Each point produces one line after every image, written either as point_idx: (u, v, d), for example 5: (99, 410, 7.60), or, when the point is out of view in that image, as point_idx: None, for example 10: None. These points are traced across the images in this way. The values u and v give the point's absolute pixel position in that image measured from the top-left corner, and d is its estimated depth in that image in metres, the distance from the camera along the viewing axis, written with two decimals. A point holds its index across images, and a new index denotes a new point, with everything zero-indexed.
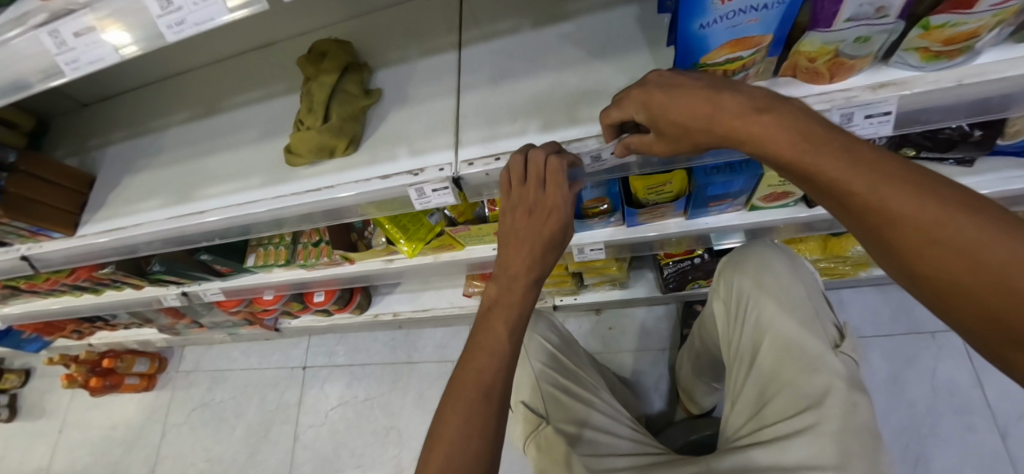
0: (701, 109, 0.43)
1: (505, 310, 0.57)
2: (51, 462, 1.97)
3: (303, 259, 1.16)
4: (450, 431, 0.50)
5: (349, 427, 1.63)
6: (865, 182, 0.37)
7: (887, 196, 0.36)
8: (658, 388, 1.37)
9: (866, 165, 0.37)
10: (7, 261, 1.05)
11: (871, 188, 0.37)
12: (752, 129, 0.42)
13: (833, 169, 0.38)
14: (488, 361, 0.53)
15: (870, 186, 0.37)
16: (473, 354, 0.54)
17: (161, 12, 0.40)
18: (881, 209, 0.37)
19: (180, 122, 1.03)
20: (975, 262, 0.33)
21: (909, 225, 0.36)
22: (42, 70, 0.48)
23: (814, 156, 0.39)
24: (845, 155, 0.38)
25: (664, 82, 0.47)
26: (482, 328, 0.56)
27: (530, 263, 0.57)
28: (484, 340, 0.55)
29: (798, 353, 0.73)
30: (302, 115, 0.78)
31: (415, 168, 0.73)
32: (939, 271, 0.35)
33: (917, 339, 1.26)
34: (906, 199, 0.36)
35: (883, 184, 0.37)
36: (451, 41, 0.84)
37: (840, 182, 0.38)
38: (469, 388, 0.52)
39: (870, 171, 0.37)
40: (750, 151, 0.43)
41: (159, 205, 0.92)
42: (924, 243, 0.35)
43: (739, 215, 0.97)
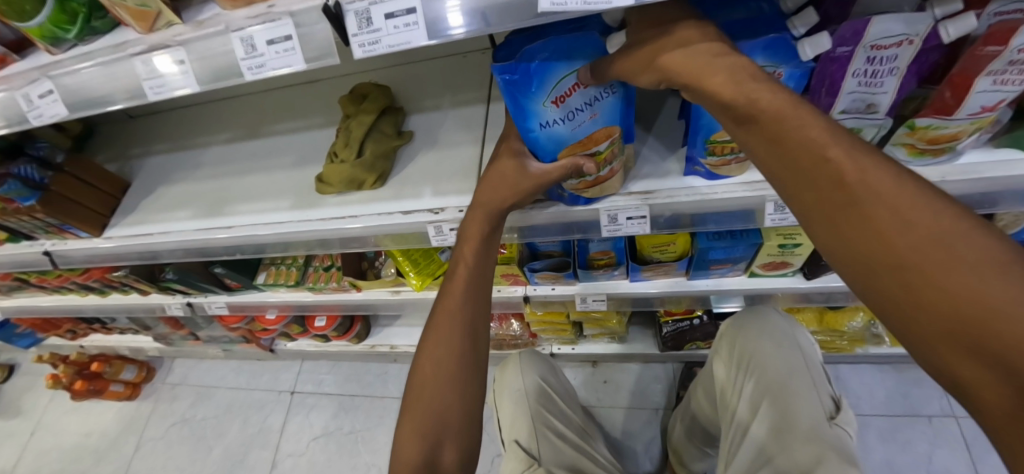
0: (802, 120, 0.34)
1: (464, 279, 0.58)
2: (16, 465, 1.89)
3: (312, 282, 1.19)
4: (406, 458, 0.48)
5: (329, 460, 1.58)
6: (901, 200, 0.29)
7: (904, 222, 0.29)
8: (649, 450, 1.33)
9: (904, 202, 0.29)
10: (30, 255, 1.08)
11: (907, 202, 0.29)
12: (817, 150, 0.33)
13: (840, 166, 0.32)
14: (444, 345, 0.53)
15: (933, 218, 0.28)
16: (432, 341, 0.54)
17: (245, 55, 0.44)
18: (883, 245, 0.29)
19: (218, 142, 1.10)
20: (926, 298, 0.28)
21: (942, 267, 0.27)
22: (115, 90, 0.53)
23: (840, 151, 0.32)
24: (878, 161, 0.31)
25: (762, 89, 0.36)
26: (429, 331, 0.56)
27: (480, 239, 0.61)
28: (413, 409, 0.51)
29: (794, 423, 0.74)
30: (337, 148, 0.85)
31: (437, 206, 0.77)
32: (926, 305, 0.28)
33: (913, 424, 1.24)
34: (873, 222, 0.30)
35: (937, 215, 0.28)
36: (481, 95, 0.92)
37: (854, 175, 0.31)
38: (429, 385, 0.52)
39: (916, 195, 0.30)
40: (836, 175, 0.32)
41: (189, 216, 0.97)
42: (956, 327, 0.26)
43: (740, 280, 1.00)
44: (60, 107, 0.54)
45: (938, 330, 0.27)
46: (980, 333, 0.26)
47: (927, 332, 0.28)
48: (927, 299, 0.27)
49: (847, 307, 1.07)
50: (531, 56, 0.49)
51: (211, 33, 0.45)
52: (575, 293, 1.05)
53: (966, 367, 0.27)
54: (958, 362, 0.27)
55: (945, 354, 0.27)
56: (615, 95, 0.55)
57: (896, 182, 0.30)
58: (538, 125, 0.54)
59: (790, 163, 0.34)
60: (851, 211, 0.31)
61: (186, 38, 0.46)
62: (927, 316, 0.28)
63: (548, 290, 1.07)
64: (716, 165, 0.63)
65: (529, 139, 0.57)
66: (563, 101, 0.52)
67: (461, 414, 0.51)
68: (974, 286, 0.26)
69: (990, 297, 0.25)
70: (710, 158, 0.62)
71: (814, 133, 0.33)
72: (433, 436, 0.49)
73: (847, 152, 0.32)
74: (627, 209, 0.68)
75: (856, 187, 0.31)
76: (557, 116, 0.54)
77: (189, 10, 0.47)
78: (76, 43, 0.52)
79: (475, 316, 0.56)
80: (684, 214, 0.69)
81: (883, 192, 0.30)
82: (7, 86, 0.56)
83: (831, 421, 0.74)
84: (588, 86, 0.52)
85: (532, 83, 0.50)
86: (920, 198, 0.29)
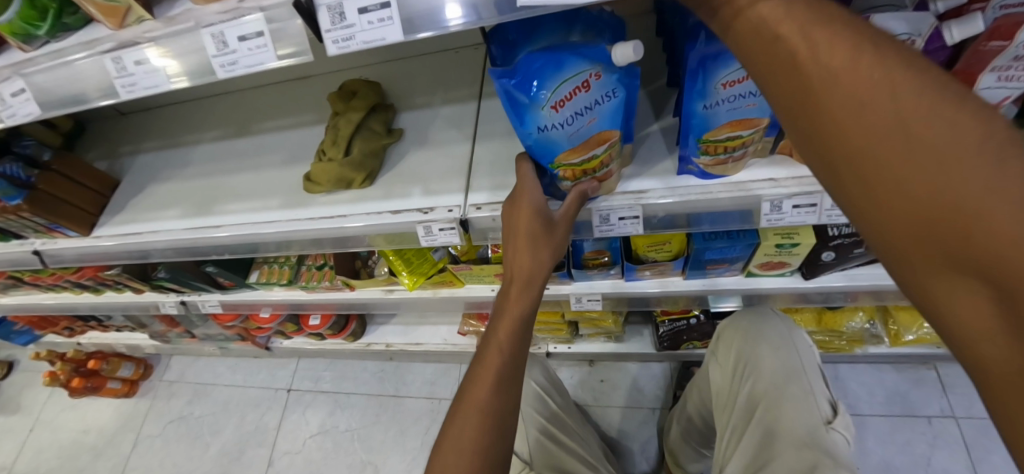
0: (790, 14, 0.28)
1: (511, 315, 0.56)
2: (15, 461, 1.90)
3: (305, 280, 1.18)
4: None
5: (325, 458, 1.58)
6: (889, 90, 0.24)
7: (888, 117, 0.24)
8: (646, 449, 1.32)
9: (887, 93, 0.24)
10: (20, 253, 1.07)
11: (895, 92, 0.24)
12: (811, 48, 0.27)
13: (817, 57, 0.26)
14: (490, 382, 0.51)
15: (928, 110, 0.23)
16: (460, 427, 0.49)
17: (217, 52, 0.42)
18: (883, 158, 0.25)
19: (208, 139, 1.08)
20: (939, 215, 0.23)
21: (925, 167, 0.23)
22: (86, 88, 0.51)
23: (819, 37, 0.26)
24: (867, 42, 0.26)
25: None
26: (456, 415, 0.51)
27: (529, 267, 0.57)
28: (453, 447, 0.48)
29: (787, 428, 0.73)
30: (325, 146, 0.83)
31: (426, 206, 0.76)
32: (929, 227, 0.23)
33: (912, 423, 1.22)
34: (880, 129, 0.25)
35: (930, 105, 0.23)
36: (472, 92, 0.90)
37: (831, 67, 0.26)
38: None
39: (909, 87, 0.24)
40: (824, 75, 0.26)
41: (178, 216, 0.96)
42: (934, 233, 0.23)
43: (736, 280, 0.98)
44: (34, 105, 0.52)
45: (915, 239, 0.24)
46: (961, 239, 0.22)
47: (901, 242, 0.25)
48: (904, 205, 0.24)
49: (845, 307, 1.06)
50: (528, 61, 0.47)
51: (183, 30, 0.44)
52: (570, 293, 1.04)
53: (944, 278, 0.24)
54: (931, 274, 0.24)
55: (920, 265, 0.25)
56: (615, 99, 0.53)
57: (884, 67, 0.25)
58: (536, 129, 0.52)
59: (765, 60, 0.29)
60: (823, 112, 0.27)
61: (157, 34, 0.44)
62: (903, 223, 0.24)
63: (543, 289, 1.05)
64: (708, 164, 0.62)
65: (527, 141, 0.55)
66: (562, 105, 0.50)
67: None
68: (954, 189, 0.22)
69: (972, 197, 0.22)
70: (704, 158, 0.61)
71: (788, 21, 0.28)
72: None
73: (829, 36, 0.26)
74: (619, 209, 0.66)
75: (831, 82, 0.26)
76: (555, 121, 0.51)
77: (161, 5, 0.45)
78: (48, 40, 0.51)
79: (508, 405, 0.51)
80: (678, 213, 0.67)
81: (863, 85, 0.25)
82: None
83: (828, 426, 0.72)
84: (589, 89, 0.50)
85: (529, 86, 0.48)
86: (913, 85, 0.24)
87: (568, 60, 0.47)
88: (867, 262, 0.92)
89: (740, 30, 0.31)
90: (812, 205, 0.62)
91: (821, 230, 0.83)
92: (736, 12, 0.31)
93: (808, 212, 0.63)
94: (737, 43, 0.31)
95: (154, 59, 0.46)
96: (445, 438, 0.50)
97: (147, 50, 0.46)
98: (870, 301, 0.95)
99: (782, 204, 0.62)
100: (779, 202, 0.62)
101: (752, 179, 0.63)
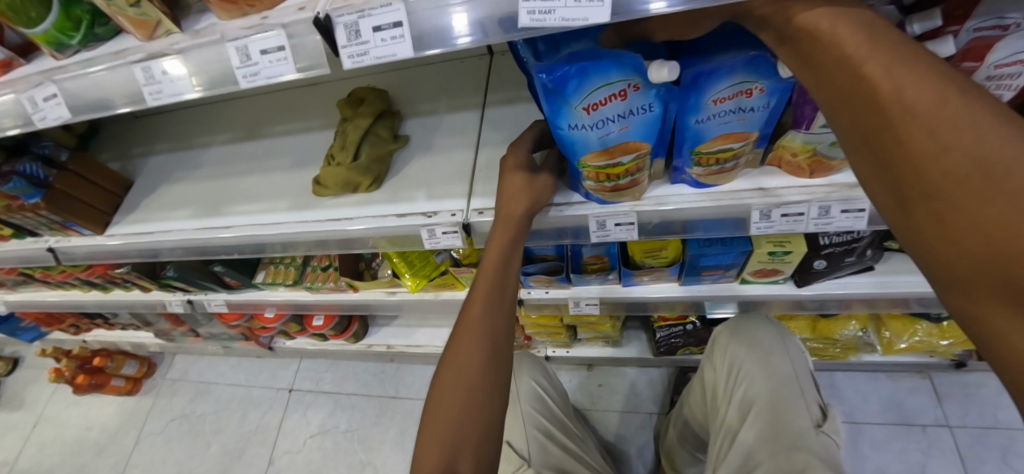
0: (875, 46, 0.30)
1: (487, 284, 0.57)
2: (18, 457, 1.92)
3: (310, 281, 1.21)
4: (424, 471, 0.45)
5: (324, 457, 1.60)
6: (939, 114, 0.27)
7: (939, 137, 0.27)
8: (642, 454, 1.33)
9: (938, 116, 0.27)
10: (34, 250, 1.10)
11: (949, 113, 0.27)
12: (887, 78, 0.29)
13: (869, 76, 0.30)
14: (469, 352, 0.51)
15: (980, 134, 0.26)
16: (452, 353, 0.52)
17: (241, 64, 0.46)
18: (951, 186, 0.27)
19: (220, 142, 1.12)
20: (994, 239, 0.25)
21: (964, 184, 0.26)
22: (112, 93, 0.54)
23: (876, 59, 0.30)
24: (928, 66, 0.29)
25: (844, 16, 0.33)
26: (451, 345, 0.53)
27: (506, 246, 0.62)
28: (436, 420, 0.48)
29: (782, 430, 0.75)
30: (334, 151, 0.86)
31: (430, 210, 0.79)
32: (986, 250, 0.25)
33: (905, 431, 1.24)
34: (948, 160, 0.27)
35: (981, 127, 0.26)
36: (477, 101, 0.93)
37: (905, 99, 0.28)
38: (448, 395, 0.49)
39: (987, 124, 0.26)
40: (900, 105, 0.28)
41: (190, 215, 0.99)
42: (970, 243, 0.26)
43: (731, 287, 1.00)
44: (64, 109, 0.56)
45: (953, 245, 0.27)
46: (994, 252, 0.25)
47: (944, 251, 0.28)
48: (946, 213, 0.27)
49: (840, 315, 1.08)
50: (573, 59, 0.50)
51: (207, 42, 0.47)
52: (568, 297, 1.06)
53: (978, 286, 0.26)
54: (971, 284, 0.27)
55: (957, 272, 0.27)
56: (650, 113, 0.55)
57: (938, 89, 0.28)
58: (567, 126, 0.56)
59: (835, 83, 0.32)
60: (876, 127, 0.30)
61: (184, 46, 0.48)
62: (945, 233, 0.27)
63: (542, 293, 1.08)
64: (702, 174, 0.65)
65: (557, 137, 0.59)
66: (595, 108, 0.53)
67: (480, 432, 0.47)
68: (994, 203, 0.25)
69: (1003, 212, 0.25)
70: (697, 169, 0.64)
71: (853, 41, 0.31)
72: (450, 451, 0.45)
73: (885, 58, 0.30)
74: (615, 215, 0.69)
75: (899, 111, 0.28)
76: (586, 122, 0.55)
77: (187, 19, 0.50)
78: (80, 49, 0.54)
79: (498, 329, 0.53)
80: (672, 221, 0.69)
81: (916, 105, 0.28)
82: (10, 89, 0.58)
83: (817, 429, 0.74)
84: (625, 98, 0.53)
85: (564, 89, 0.51)
86: (982, 115, 0.26)
87: (609, 68, 0.50)
88: (859, 270, 0.94)
89: (808, 42, 0.34)
90: (800, 214, 0.64)
91: (813, 239, 0.85)
92: (788, 19, 0.36)
93: (796, 220, 0.65)
94: (818, 63, 0.34)
95: (180, 68, 0.49)
96: (429, 413, 0.49)
97: (174, 60, 0.49)
98: (863, 309, 0.97)
99: (771, 213, 0.64)
100: (768, 212, 0.64)
101: (743, 189, 0.66)
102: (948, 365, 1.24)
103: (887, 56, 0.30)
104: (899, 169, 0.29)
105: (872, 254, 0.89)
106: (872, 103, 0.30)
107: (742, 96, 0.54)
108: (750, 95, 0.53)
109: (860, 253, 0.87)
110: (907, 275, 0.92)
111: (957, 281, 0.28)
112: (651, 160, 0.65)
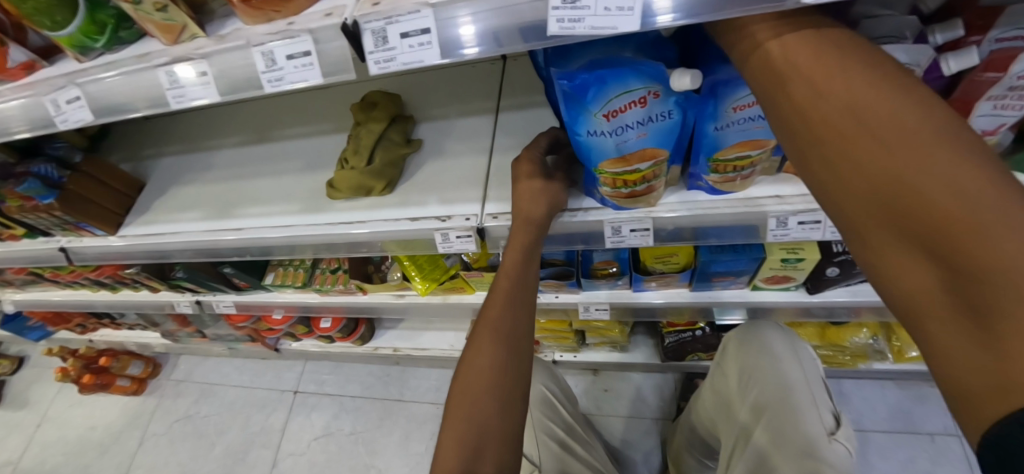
0: (819, 53, 0.32)
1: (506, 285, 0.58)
2: (22, 456, 1.92)
3: (319, 283, 1.21)
4: (446, 469, 0.46)
5: (329, 460, 1.59)
6: (848, 90, 0.29)
7: (875, 124, 0.27)
8: (649, 460, 1.33)
9: (846, 95, 0.29)
10: (46, 250, 1.11)
11: (887, 106, 0.27)
12: (830, 76, 0.30)
13: (790, 67, 0.32)
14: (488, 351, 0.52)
15: (887, 104, 0.27)
16: (473, 352, 0.53)
17: (266, 69, 0.46)
18: (891, 172, 0.26)
19: (231, 144, 1.12)
20: (937, 222, 0.24)
21: (875, 149, 0.27)
22: (133, 96, 0.54)
23: (812, 62, 0.31)
24: (841, 54, 0.31)
25: (790, 31, 0.34)
26: (471, 343, 0.54)
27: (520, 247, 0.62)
28: (456, 416, 0.48)
29: (793, 436, 0.74)
30: (348, 155, 0.86)
31: (443, 214, 0.79)
32: (929, 233, 0.24)
33: (914, 440, 1.23)
34: (888, 147, 0.26)
35: (916, 120, 0.26)
36: (489, 106, 0.94)
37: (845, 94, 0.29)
38: (471, 394, 0.49)
39: (919, 118, 0.26)
40: (842, 99, 0.29)
41: (202, 217, 0.99)
42: (884, 206, 0.26)
43: (741, 293, 1.00)
44: (86, 112, 0.56)
45: (870, 213, 0.27)
46: (907, 212, 0.25)
47: (862, 222, 0.28)
48: (856, 184, 0.28)
49: (850, 322, 1.07)
50: (591, 68, 0.51)
51: (232, 47, 0.47)
52: (578, 302, 1.06)
53: (896, 255, 0.26)
54: (918, 274, 0.25)
55: (900, 262, 0.26)
56: (669, 120, 0.56)
57: (849, 71, 0.30)
58: (585, 132, 0.56)
59: (779, 85, 0.33)
60: (814, 122, 0.30)
61: (208, 51, 0.48)
62: (861, 201, 0.28)
63: (552, 298, 1.07)
64: (718, 182, 0.65)
65: (575, 143, 0.59)
66: (615, 114, 0.53)
67: (503, 432, 0.48)
68: (901, 163, 0.26)
69: (910, 174, 0.25)
70: (713, 176, 0.64)
71: (778, 41, 0.34)
72: (473, 449, 0.46)
73: (805, 51, 0.32)
74: (630, 221, 0.69)
75: (842, 104, 0.29)
76: (605, 129, 0.55)
77: (211, 24, 0.50)
78: (102, 52, 0.55)
79: (517, 328, 0.54)
80: (686, 227, 0.69)
81: (828, 85, 0.30)
82: (33, 91, 0.58)
83: (830, 437, 0.74)
84: (645, 105, 0.53)
85: (585, 95, 0.52)
86: (913, 109, 0.27)
87: (630, 75, 0.50)
88: (871, 278, 0.94)
89: (756, 53, 0.35)
90: (816, 222, 0.64)
91: (825, 246, 0.85)
92: (755, 46, 0.36)
93: (812, 228, 0.65)
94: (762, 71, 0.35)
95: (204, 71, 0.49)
96: (450, 409, 0.50)
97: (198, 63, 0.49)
98: (874, 317, 0.97)
99: (787, 220, 0.64)
100: (784, 219, 0.64)
101: (759, 196, 0.66)
102: None
103: (829, 60, 0.31)
104: (838, 161, 0.29)
105: None
106: (817, 98, 0.30)
107: None
108: None
109: None
110: None
111: (877, 254, 0.27)
112: (668, 167, 0.65)
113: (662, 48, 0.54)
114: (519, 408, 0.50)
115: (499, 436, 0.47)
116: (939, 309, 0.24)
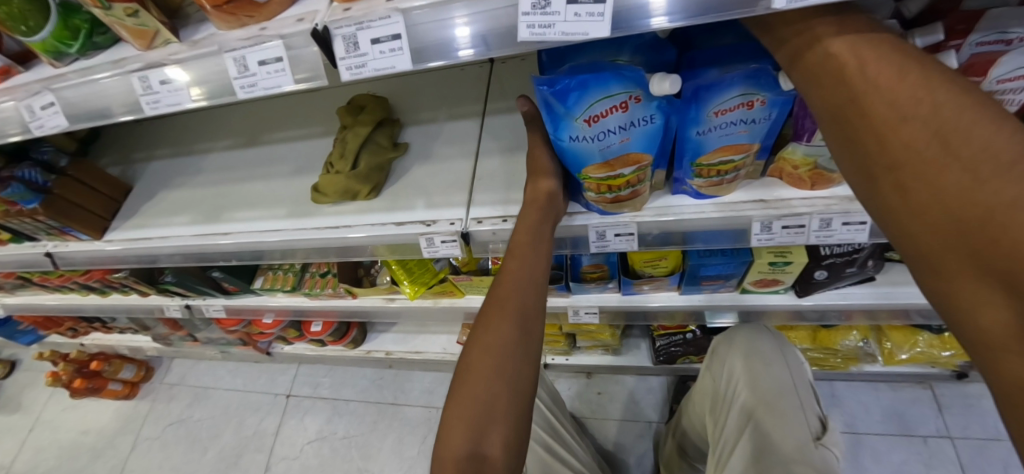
0: (889, 64, 0.32)
1: (520, 263, 0.57)
2: (14, 460, 1.91)
3: (309, 287, 1.20)
4: (451, 451, 0.44)
5: (322, 464, 1.58)
6: (932, 114, 0.29)
7: (947, 143, 0.28)
8: (642, 463, 1.32)
9: (933, 120, 0.29)
10: (32, 255, 1.10)
11: (958, 126, 0.28)
12: (900, 93, 0.31)
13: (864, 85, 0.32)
14: (500, 328, 0.50)
15: (977, 133, 0.27)
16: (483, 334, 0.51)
17: (239, 75, 0.45)
18: (959, 192, 0.27)
19: (220, 148, 1.12)
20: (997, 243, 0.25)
21: (957, 176, 0.27)
22: (107, 102, 0.53)
23: (879, 75, 0.32)
24: (928, 76, 0.31)
25: (861, 37, 0.34)
26: (481, 320, 0.52)
27: (534, 228, 0.61)
28: (466, 392, 0.47)
29: (776, 446, 0.73)
30: (333, 159, 0.86)
31: (429, 219, 0.78)
32: (991, 254, 0.25)
33: (908, 442, 1.23)
34: (959, 166, 0.27)
35: (989, 141, 0.27)
36: (477, 109, 0.93)
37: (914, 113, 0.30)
38: (478, 375, 0.48)
39: (993, 139, 0.27)
40: (912, 116, 0.30)
41: (188, 221, 0.98)
42: (961, 232, 0.27)
43: (731, 296, 1.00)
44: (62, 118, 0.55)
45: (945, 237, 0.28)
46: (987, 241, 0.25)
47: (933, 247, 0.28)
48: (932, 207, 0.28)
49: (841, 325, 1.07)
50: (573, 73, 0.50)
51: (205, 53, 0.46)
52: (567, 305, 1.05)
53: (969, 281, 0.27)
54: (976, 290, 0.26)
55: (958, 278, 0.27)
56: (651, 125, 0.55)
57: (934, 94, 0.30)
58: (568, 138, 0.55)
59: (841, 99, 0.34)
60: (883, 138, 0.31)
61: (182, 56, 0.47)
62: (935, 225, 0.28)
63: None
64: (703, 186, 0.64)
65: (558, 149, 0.58)
66: (596, 120, 0.53)
67: (511, 411, 0.46)
68: (987, 194, 0.26)
69: (993, 200, 0.25)
70: (698, 180, 0.63)
71: (853, 54, 0.33)
72: (478, 428, 0.45)
73: (885, 69, 0.32)
74: (615, 227, 0.68)
75: (910, 122, 0.30)
76: (587, 134, 0.54)
77: (186, 29, 0.50)
78: (78, 57, 0.55)
79: (529, 306, 0.53)
80: (672, 232, 0.69)
81: (909, 106, 0.30)
82: (10, 96, 0.57)
83: (816, 442, 0.73)
84: (626, 110, 0.53)
85: (566, 99, 0.51)
86: (985, 130, 0.27)
87: (610, 80, 0.50)
88: (861, 281, 0.94)
89: (814, 64, 0.36)
90: (801, 226, 0.64)
91: (814, 248, 0.85)
92: (813, 44, 0.36)
93: (797, 233, 0.65)
94: (825, 79, 0.35)
95: (174, 75, 0.48)
96: (458, 387, 0.48)
97: (169, 68, 0.48)
98: (864, 320, 0.96)
99: (771, 224, 0.64)
100: (768, 223, 0.64)
101: (744, 200, 0.66)
102: (950, 375, 1.23)
103: (902, 73, 0.31)
104: (907, 175, 0.30)
105: (873, 264, 0.89)
106: (885, 112, 0.31)
107: (743, 108, 0.53)
108: (752, 106, 0.53)
109: (861, 263, 0.86)
110: (908, 286, 0.92)
111: (945, 280, 0.28)
112: (652, 171, 0.64)
113: (658, 49, 0.53)
114: (527, 388, 0.49)
115: (507, 415, 0.46)
116: (990, 322, 0.26)
